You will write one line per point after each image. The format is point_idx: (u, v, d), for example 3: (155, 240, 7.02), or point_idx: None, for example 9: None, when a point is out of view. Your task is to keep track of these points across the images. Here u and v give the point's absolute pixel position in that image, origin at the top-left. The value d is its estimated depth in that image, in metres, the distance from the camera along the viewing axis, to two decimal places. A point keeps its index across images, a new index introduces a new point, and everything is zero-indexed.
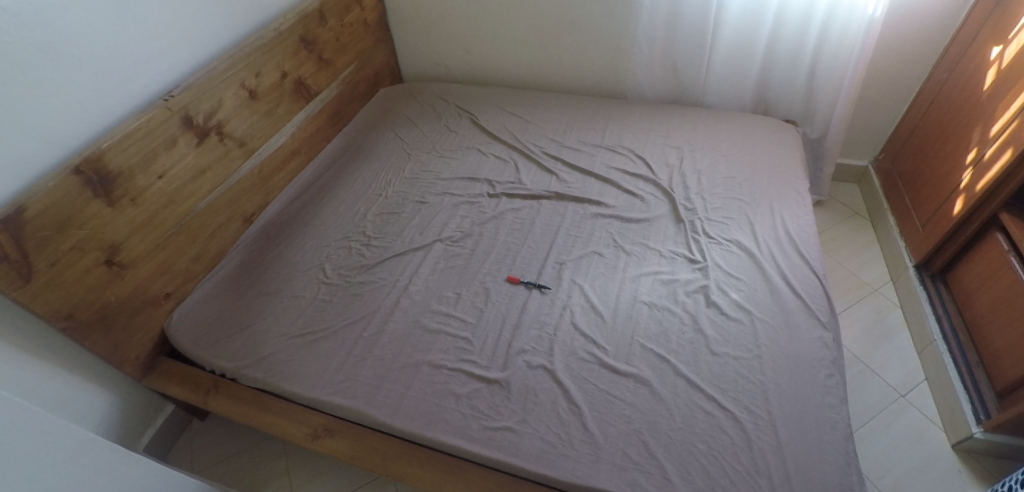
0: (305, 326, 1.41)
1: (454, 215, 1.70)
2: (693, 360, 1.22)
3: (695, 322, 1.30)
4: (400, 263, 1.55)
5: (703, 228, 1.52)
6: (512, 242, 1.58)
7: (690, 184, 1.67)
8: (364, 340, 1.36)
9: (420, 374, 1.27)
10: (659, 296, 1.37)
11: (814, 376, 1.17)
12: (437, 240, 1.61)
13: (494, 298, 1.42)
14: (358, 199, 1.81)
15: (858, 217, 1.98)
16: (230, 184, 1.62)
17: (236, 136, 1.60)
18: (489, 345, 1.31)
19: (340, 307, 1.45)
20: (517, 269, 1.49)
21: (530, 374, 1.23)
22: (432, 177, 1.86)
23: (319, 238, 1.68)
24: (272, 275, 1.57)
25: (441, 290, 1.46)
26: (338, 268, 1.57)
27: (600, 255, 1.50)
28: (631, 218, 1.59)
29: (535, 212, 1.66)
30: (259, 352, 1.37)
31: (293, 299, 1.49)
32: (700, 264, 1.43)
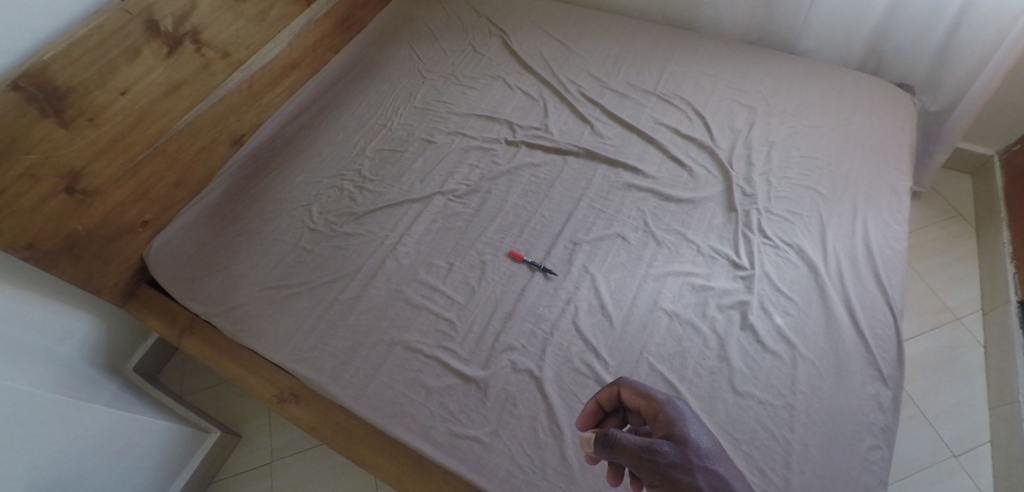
0: (281, 278, 1.28)
1: (463, 162, 1.46)
2: (710, 395, 1.05)
3: (721, 348, 1.10)
4: (392, 216, 1.37)
5: (759, 224, 1.26)
6: (523, 206, 1.34)
7: (754, 161, 1.35)
8: (338, 304, 1.22)
9: (392, 356, 1.13)
10: (683, 306, 1.15)
11: (855, 444, 1.00)
12: (438, 192, 1.40)
13: (490, 276, 1.22)
14: (359, 129, 1.61)
15: (960, 220, 1.70)
16: (213, 101, 1.44)
17: (217, 45, 1.40)
18: (473, 335, 1.14)
19: (320, 259, 1.31)
20: (524, 243, 1.27)
21: (513, 378, 1.08)
22: (445, 110, 1.61)
23: (312, 173, 1.51)
24: (257, 210, 1.44)
25: (433, 256, 1.28)
26: (324, 212, 1.41)
27: (625, 241, 1.25)
28: (671, 196, 1.31)
29: (558, 170, 1.40)
30: (230, 301, 1.26)
31: (272, 243, 1.36)
32: (745, 272, 1.19)
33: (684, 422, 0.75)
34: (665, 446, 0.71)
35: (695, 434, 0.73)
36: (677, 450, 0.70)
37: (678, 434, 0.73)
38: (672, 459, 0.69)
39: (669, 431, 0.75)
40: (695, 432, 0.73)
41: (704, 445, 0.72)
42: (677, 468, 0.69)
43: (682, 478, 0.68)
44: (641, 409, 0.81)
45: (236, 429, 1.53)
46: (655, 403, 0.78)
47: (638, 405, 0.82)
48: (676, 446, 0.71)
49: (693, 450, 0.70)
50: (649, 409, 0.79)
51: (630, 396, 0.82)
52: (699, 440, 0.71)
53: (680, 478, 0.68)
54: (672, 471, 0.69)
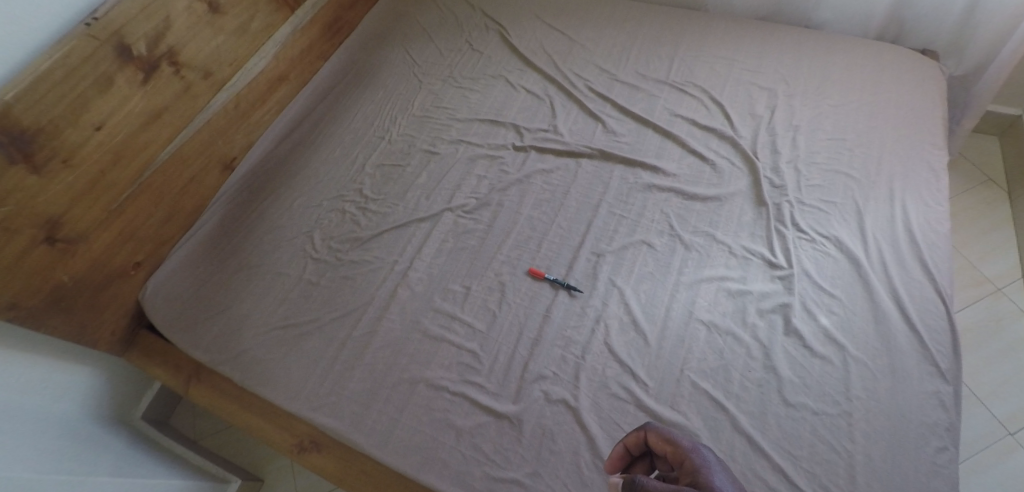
0: (288, 316, 1.20)
1: (470, 173, 1.37)
2: (760, 410, 0.98)
3: (767, 357, 1.02)
4: (398, 238, 1.28)
5: (792, 217, 1.17)
6: (538, 218, 1.26)
7: (780, 148, 1.27)
8: (352, 341, 1.14)
9: (416, 396, 1.05)
10: (721, 315, 1.07)
11: (920, 448, 0.93)
12: (446, 208, 1.31)
13: (511, 298, 1.15)
14: (355, 144, 1.51)
15: (993, 186, 1.62)
16: (198, 125, 1.30)
17: (198, 64, 1.25)
18: (500, 365, 1.07)
19: (328, 292, 1.22)
20: (543, 259, 1.19)
21: (548, 410, 1.01)
22: (445, 116, 1.51)
23: (310, 195, 1.41)
24: (255, 240, 1.34)
25: (447, 280, 1.20)
26: (327, 238, 1.31)
27: (651, 248, 1.17)
28: (696, 194, 1.22)
29: (571, 175, 1.31)
30: (237, 345, 1.18)
31: (276, 277, 1.27)
32: (783, 271, 1.10)
33: (714, 473, 0.64)
34: None
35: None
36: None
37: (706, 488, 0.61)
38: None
39: (694, 482, 0.64)
40: (722, 485, 0.62)
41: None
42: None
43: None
44: (669, 457, 0.70)
45: (257, 473, 1.47)
46: (681, 450, 0.68)
47: (665, 456, 0.71)
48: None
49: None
50: (676, 460, 0.68)
51: (656, 441, 0.72)
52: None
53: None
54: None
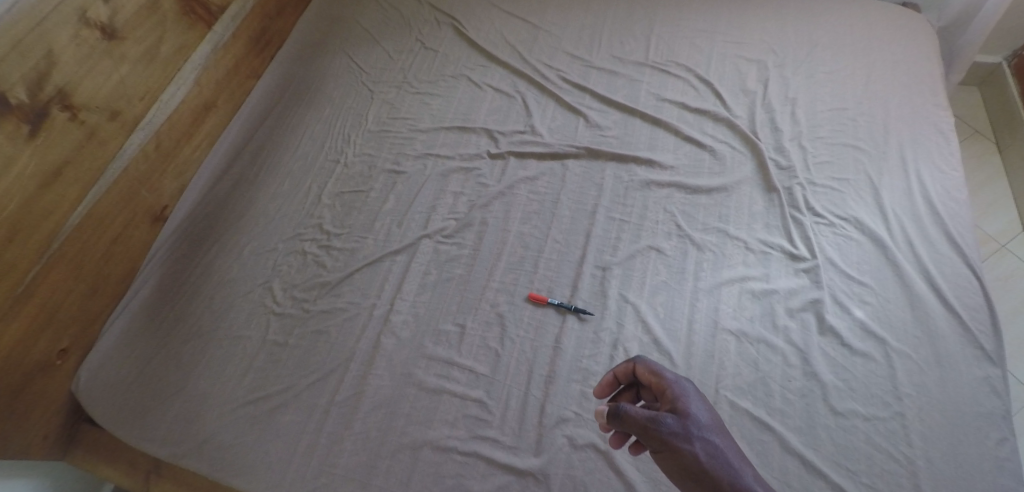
0: (256, 388, 1.04)
1: (446, 190, 1.21)
2: (809, 425, 0.87)
3: (806, 363, 0.92)
4: (373, 276, 1.12)
5: (806, 201, 1.08)
6: (530, 235, 1.12)
7: (781, 125, 1.18)
8: (336, 409, 0.99)
9: (421, 463, 0.91)
10: (749, 321, 0.96)
11: (982, 443, 0.84)
12: (423, 235, 1.15)
13: (514, 331, 1.01)
14: (307, 172, 1.33)
15: (981, 138, 1.58)
16: (113, 175, 1.09)
17: (100, 103, 1.04)
18: (513, 413, 0.94)
19: (299, 352, 1.07)
20: (542, 281, 1.06)
21: (576, 459, 0.88)
22: (405, 128, 1.34)
23: (261, 238, 1.23)
24: (204, 301, 1.17)
25: (437, 320, 1.05)
26: (289, 287, 1.15)
27: (661, 254, 1.05)
28: (699, 186, 1.11)
29: (559, 180, 1.18)
30: (200, 431, 1.01)
31: (235, 342, 1.11)
32: (807, 263, 1.00)
33: (690, 400, 0.69)
34: (669, 417, 0.66)
35: (702, 418, 0.66)
36: (681, 425, 0.65)
37: (682, 412, 0.67)
38: (673, 432, 0.64)
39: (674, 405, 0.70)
40: (700, 407, 0.68)
41: (711, 429, 0.66)
42: (678, 438, 0.64)
43: (681, 451, 0.63)
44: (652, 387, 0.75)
45: None
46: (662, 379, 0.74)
47: (652, 387, 0.75)
48: (680, 418, 0.65)
49: (696, 428, 0.65)
50: (661, 391, 0.72)
51: (642, 373, 0.77)
52: (705, 418, 0.66)
53: (679, 451, 0.63)
54: (673, 442, 0.64)
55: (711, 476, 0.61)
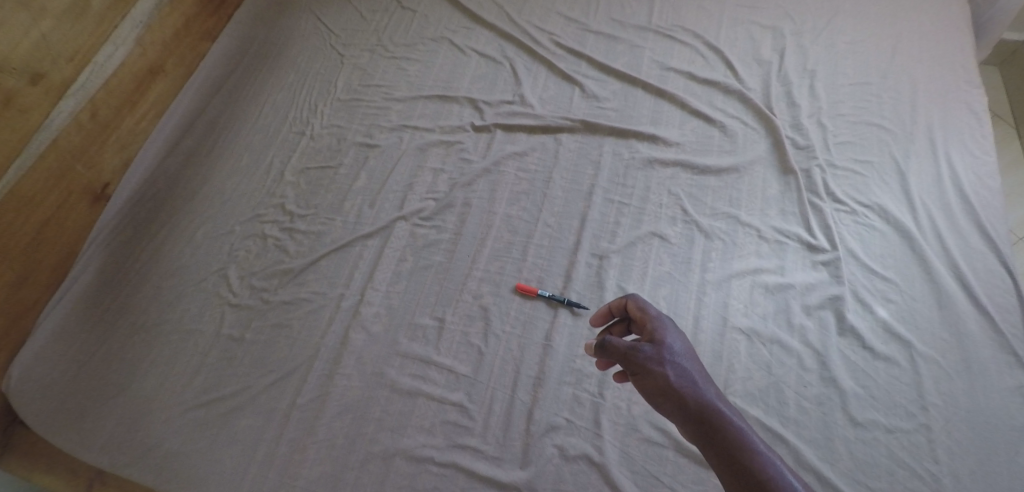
0: (209, 388, 0.93)
1: (424, 166, 1.09)
2: (826, 436, 0.78)
3: (823, 367, 0.83)
4: (341, 263, 1.00)
5: (825, 185, 0.97)
6: (518, 218, 1.00)
7: (798, 100, 1.06)
8: (298, 412, 0.88)
9: (392, 475, 0.81)
10: (761, 318, 0.86)
11: (1015, 459, 0.75)
12: (398, 216, 1.03)
13: (499, 327, 0.90)
14: (269, 145, 1.19)
15: (1000, 122, 1.49)
16: (41, 146, 0.95)
17: (17, 61, 0.89)
18: (496, 419, 0.83)
19: (257, 348, 0.96)
20: (532, 270, 0.95)
21: (566, 472, 0.78)
22: (380, 96, 1.20)
23: (217, 220, 1.11)
24: (151, 290, 1.04)
25: (414, 313, 0.94)
26: (247, 275, 1.03)
27: (664, 241, 0.94)
28: (708, 166, 1.00)
29: (552, 156, 1.05)
30: (145, 437, 0.89)
31: (185, 336, 0.99)
32: (825, 255, 0.91)
33: (669, 331, 0.65)
34: (645, 346, 0.62)
35: (679, 345, 0.63)
36: (656, 351, 0.61)
37: (660, 339, 0.63)
38: (648, 357, 0.60)
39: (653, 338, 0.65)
40: (678, 339, 0.64)
41: (687, 355, 0.62)
42: (651, 363, 0.60)
43: (654, 375, 0.59)
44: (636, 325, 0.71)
45: None
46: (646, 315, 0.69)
47: (635, 320, 0.70)
48: (655, 345, 0.62)
49: (671, 354, 0.61)
50: (642, 321, 0.68)
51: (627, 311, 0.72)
52: (681, 345, 0.62)
53: (651, 374, 0.59)
54: (648, 368, 0.60)
55: (679, 397, 0.57)
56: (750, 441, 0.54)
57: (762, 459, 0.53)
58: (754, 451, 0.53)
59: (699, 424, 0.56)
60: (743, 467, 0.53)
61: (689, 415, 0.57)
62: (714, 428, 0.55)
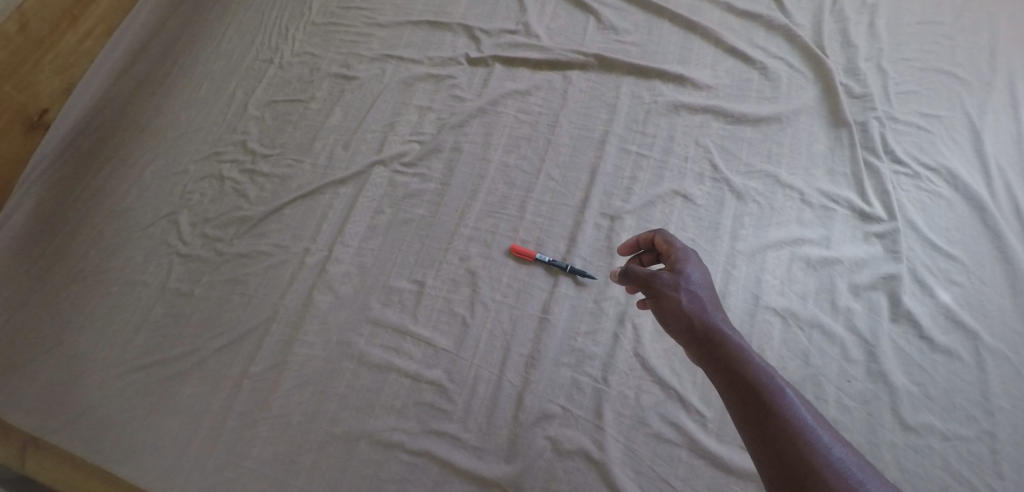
0: (150, 349, 0.80)
1: (409, 102, 0.92)
2: (870, 441, 0.65)
3: (871, 359, 0.69)
4: (307, 213, 0.86)
5: (883, 141, 0.81)
6: (516, 168, 0.85)
7: (857, 40, 0.89)
8: (249, 383, 0.76)
9: (355, 462, 0.69)
10: (800, 298, 0.72)
11: None
12: (376, 161, 0.88)
13: (488, 295, 0.77)
14: (232, 74, 1.03)
15: None
16: None
17: None
18: (479, 403, 0.71)
19: (207, 306, 0.82)
20: (530, 229, 0.80)
21: (559, 470, 0.66)
22: (360, 21, 1.03)
23: (169, 157, 0.96)
24: (89, 234, 0.90)
25: (389, 275, 0.80)
26: (200, 222, 0.89)
27: (688, 202, 0.79)
28: (744, 115, 0.84)
29: (559, 96, 0.89)
30: (78, 401, 0.77)
31: (127, 289, 0.85)
32: (880, 226, 0.76)
33: (693, 262, 0.59)
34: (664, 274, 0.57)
35: (694, 269, 0.57)
36: (673, 276, 0.56)
37: (675, 265, 0.58)
38: (664, 283, 0.56)
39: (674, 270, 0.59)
40: (701, 272, 0.58)
41: (701, 278, 0.57)
42: (667, 289, 0.55)
43: (664, 298, 0.55)
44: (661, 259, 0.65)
45: None
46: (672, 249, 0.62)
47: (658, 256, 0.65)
48: (674, 273, 0.56)
49: (690, 283, 0.55)
50: (658, 248, 0.62)
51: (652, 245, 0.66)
52: (702, 277, 0.56)
53: (667, 301, 0.55)
54: (664, 295, 0.56)
55: (682, 315, 0.53)
56: (753, 356, 0.50)
57: (766, 375, 0.48)
58: (761, 370, 0.48)
59: (701, 339, 0.52)
60: (741, 378, 0.48)
61: (692, 332, 0.52)
62: (718, 344, 0.51)
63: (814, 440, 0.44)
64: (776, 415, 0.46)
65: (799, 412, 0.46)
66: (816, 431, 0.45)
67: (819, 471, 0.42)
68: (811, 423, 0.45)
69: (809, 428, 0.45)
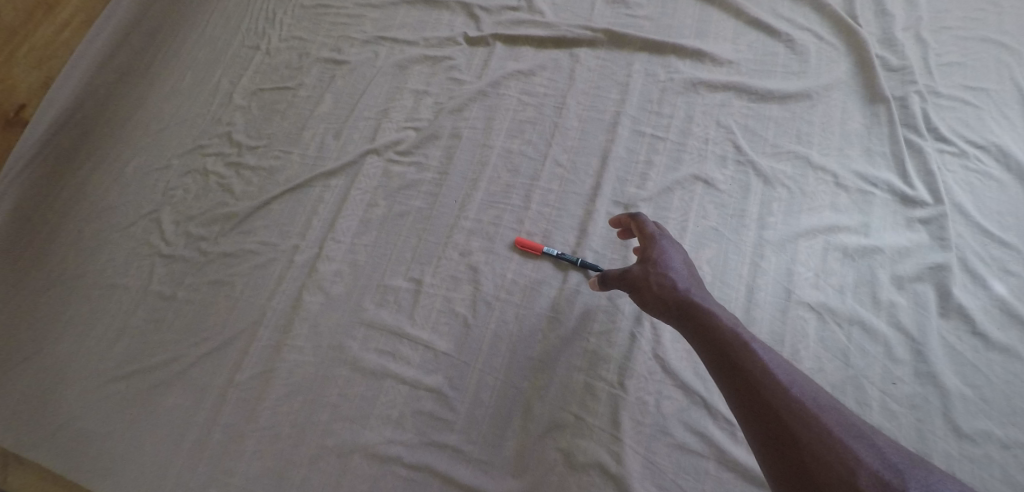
0: (131, 357, 0.74)
1: (404, 87, 0.86)
2: (921, 452, 0.58)
3: (919, 358, 0.62)
4: (297, 207, 0.80)
5: (925, 117, 0.74)
6: (521, 154, 0.78)
7: (892, 8, 0.81)
8: (236, 393, 0.70)
9: (349, 478, 0.63)
10: (837, 292, 0.65)
11: None
12: (369, 150, 0.82)
13: (492, 293, 0.70)
14: (217, 62, 0.96)
15: None
16: None
17: None
18: (484, 412, 0.64)
19: (191, 309, 0.76)
20: (536, 220, 0.74)
21: (573, 486, 0.59)
22: (352, 2, 0.96)
23: (152, 152, 0.90)
24: (67, 234, 0.84)
25: (384, 272, 0.74)
26: (183, 220, 0.83)
27: (710, 188, 0.72)
28: (770, 91, 0.76)
29: (566, 76, 0.82)
30: (56, 414, 0.72)
31: (107, 293, 0.80)
32: (925, 211, 0.68)
33: (663, 245, 0.58)
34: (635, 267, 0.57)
35: (663, 247, 0.57)
36: (642, 267, 0.56)
37: (645, 251, 0.58)
38: (634, 278, 0.56)
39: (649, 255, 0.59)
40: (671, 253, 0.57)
41: (671, 255, 0.57)
42: (639, 283, 0.56)
43: (638, 292, 0.56)
44: None
45: None
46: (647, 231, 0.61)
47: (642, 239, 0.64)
48: (642, 264, 0.57)
49: (658, 270, 0.55)
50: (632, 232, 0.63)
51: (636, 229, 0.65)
52: (669, 261, 0.56)
53: (641, 295, 0.55)
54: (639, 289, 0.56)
55: (657, 296, 0.54)
56: (725, 321, 0.50)
57: (739, 346, 0.48)
58: (734, 341, 0.48)
59: (676, 316, 0.53)
60: (715, 346, 0.49)
61: (668, 311, 0.53)
62: (692, 317, 0.52)
63: (786, 394, 0.44)
64: (748, 377, 0.46)
65: (771, 368, 0.46)
66: (787, 385, 0.45)
67: (790, 424, 0.43)
68: (784, 378, 0.46)
69: (782, 383, 0.45)
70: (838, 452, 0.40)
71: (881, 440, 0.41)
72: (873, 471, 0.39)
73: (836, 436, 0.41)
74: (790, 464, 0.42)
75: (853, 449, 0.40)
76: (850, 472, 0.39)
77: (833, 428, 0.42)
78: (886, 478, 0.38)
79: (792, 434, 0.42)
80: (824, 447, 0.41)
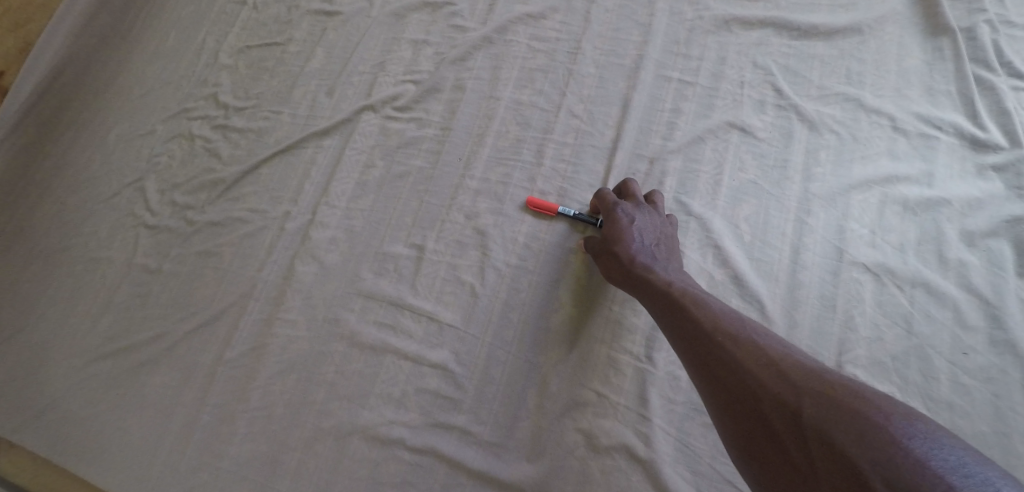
0: (115, 336, 0.69)
1: (402, 37, 0.78)
2: (999, 431, 0.49)
3: (994, 323, 0.53)
4: (289, 171, 0.73)
5: (998, 50, 0.64)
6: (531, 105, 0.70)
7: None
8: (225, 371, 0.64)
9: (347, 462, 0.57)
10: (897, 251, 0.57)
11: None
12: (365, 106, 0.74)
13: (503, 259, 0.63)
14: (202, 20, 0.89)
15: None
16: None
17: None
18: (495, 389, 0.58)
19: (178, 282, 0.70)
20: (550, 178, 0.66)
21: (595, 471, 0.53)
22: None
23: (135, 117, 0.83)
24: (48, 207, 0.78)
25: (383, 239, 0.67)
26: (168, 189, 0.77)
27: (747, 136, 0.64)
28: (814, 26, 0.67)
29: (580, 18, 0.74)
30: (38, 397, 0.67)
31: (90, 267, 0.74)
32: (998, 156, 0.59)
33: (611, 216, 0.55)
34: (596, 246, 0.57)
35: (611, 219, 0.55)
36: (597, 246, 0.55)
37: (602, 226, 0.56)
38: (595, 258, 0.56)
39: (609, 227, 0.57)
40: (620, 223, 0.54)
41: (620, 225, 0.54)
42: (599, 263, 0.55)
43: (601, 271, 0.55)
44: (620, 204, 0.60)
45: None
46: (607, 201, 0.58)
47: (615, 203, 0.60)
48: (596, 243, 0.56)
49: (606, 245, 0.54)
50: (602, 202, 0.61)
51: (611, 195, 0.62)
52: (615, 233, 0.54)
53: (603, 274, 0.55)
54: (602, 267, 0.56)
55: (606, 263, 0.54)
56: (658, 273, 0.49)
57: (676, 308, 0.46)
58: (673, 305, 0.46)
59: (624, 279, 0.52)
60: (661, 312, 0.47)
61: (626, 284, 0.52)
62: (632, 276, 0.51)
63: (708, 334, 0.43)
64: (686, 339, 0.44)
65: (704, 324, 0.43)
66: (716, 337, 0.42)
67: (721, 377, 0.40)
68: (713, 327, 0.43)
69: (711, 336, 0.42)
70: (760, 396, 0.38)
71: (796, 359, 0.39)
72: (777, 397, 0.37)
73: (757, 381, 0.38)
74: (726, 415, 0.40)
75: (760, 376, 0.38)
76: (757, 401, 0.38)
77: (744, 359, 0.40)
78: (790, 404, 0.36)
79: (716, 378, 0.41)
80: (737, 381, 0.39)
